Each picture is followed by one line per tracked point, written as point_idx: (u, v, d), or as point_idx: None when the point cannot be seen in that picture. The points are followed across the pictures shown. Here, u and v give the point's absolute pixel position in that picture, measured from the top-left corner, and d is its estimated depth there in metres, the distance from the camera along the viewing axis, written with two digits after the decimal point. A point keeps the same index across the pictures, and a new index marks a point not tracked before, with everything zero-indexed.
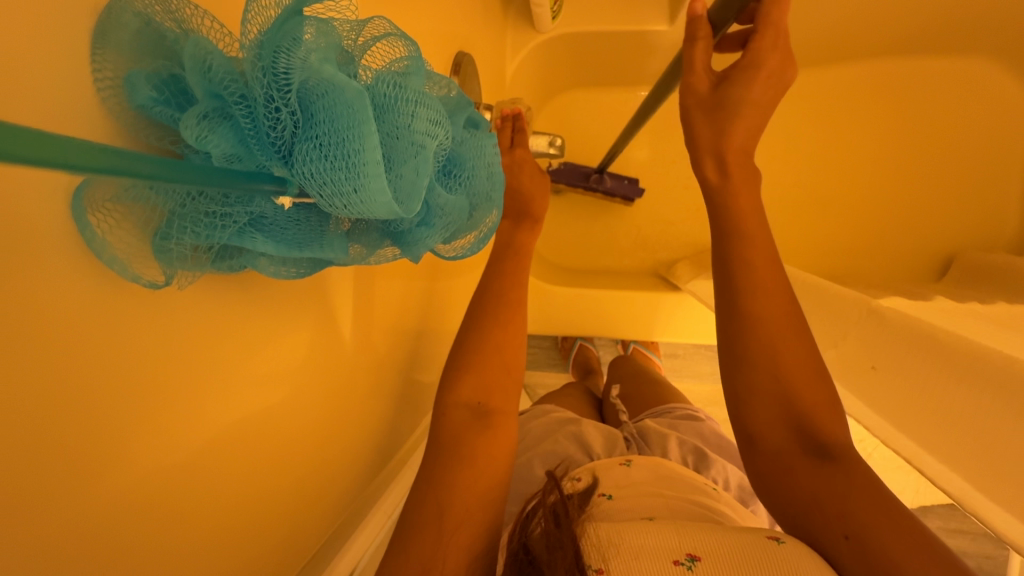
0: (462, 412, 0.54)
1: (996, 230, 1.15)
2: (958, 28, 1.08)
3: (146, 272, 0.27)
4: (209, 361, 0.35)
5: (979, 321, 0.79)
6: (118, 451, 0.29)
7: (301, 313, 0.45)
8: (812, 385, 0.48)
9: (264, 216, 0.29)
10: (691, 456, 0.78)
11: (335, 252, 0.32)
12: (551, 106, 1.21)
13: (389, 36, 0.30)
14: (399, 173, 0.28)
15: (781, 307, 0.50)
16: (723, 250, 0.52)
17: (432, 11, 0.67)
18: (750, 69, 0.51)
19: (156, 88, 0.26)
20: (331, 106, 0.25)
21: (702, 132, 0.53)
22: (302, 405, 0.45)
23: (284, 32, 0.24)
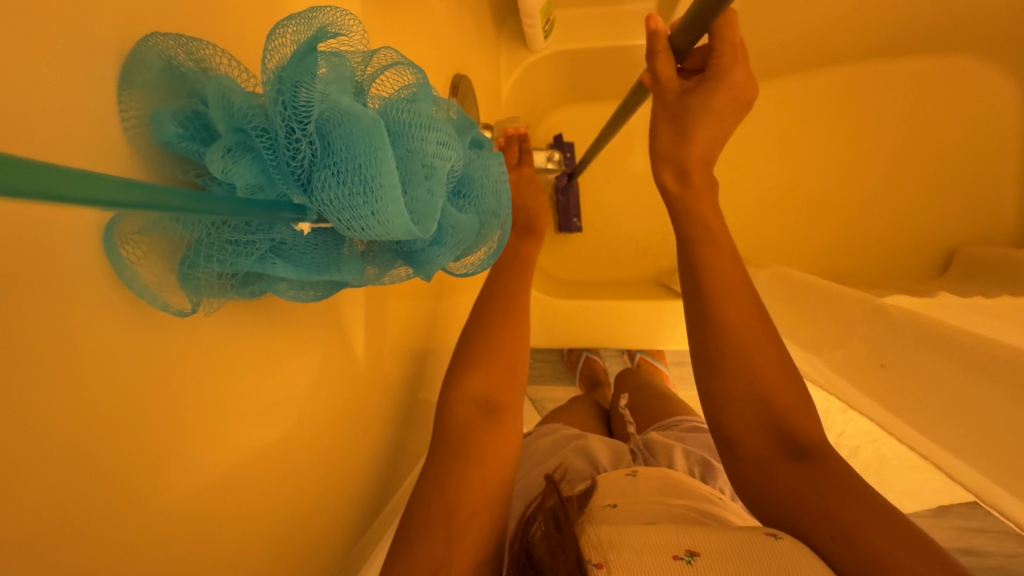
0: (471, 408, 0.54)
1: (997, 219, 1.14)
2: (939, 29, 1.10)
3: (173, 302, 0.28)
4: (225, 387, 0.35)
5: (983, 315, 0.79)
6: (147, 461, 0.30)
7: (315, 336, 0.46)
8: (784, 385, 0.49)
9: (283, 242, 0.30)
10: (698, 467, 0.78)
11: (350, 274, 0.33)
12: (548, 123, 1.24)
13: (397, 66, 0.31)
14: (413, 196, 0.29)
15: (747, 314, 0.52)
16: (695, 251, 0.55)
17: (428, 37, 0.70)
18: (712, 83, 0.53)
19: (180, 125, 0.27)
20: (348, 134, 0.25)
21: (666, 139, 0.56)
22: (318, 424, 0.46)
23: (302, 67, 0.25)
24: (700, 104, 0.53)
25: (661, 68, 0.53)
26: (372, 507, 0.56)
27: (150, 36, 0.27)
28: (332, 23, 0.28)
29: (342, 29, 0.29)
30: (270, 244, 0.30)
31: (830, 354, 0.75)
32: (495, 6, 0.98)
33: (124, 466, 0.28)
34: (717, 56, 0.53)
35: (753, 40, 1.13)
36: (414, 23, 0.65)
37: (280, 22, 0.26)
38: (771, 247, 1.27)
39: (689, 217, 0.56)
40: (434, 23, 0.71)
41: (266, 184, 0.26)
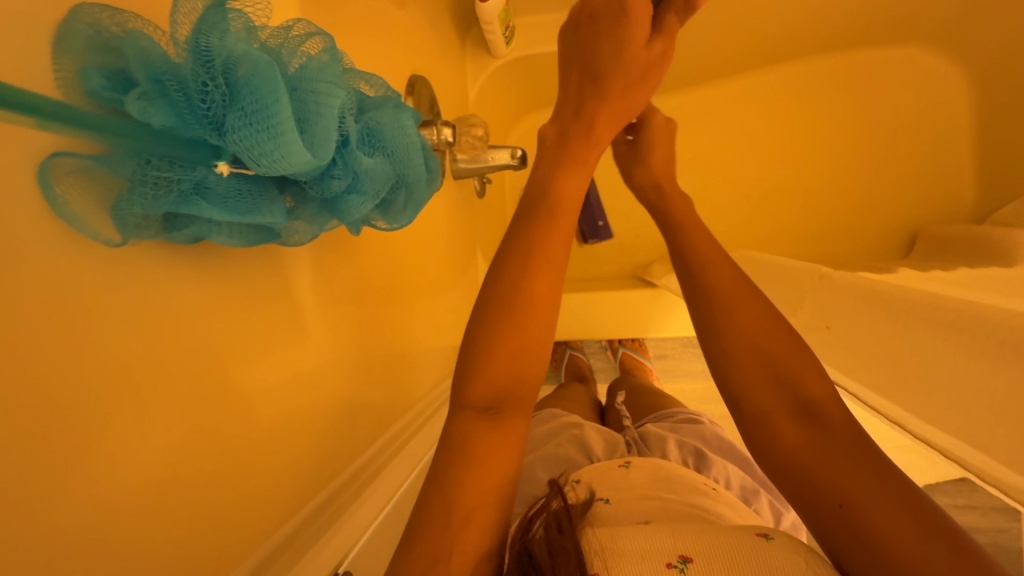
0: (469, 418, 0.43)
1: (955, 199, 1.16)
2: (883, 22, 1.15)
3: (101, 232, 0.27)
4: (168, 350, 0.37)
5: (935, 284, 0.82)
6: (108, 408, 0.33)
7: (272, 309, 0.48)
8: (776, 337, 0.44)
9: (207, 184, 0.29)
10: (692, 458, 0.74)
11: (279, 220, 0.32)
12: (519, 128, 1.29)
13: (315, 35, 0.32)
14: (317, 137, 0.30)
15: (730, 273, 0.49)
16: (673, 224, 0.55)
17: (384, 40, 0.73)
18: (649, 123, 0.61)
19: (105, 77, 0.27)
20: (252, 81, 0.27)
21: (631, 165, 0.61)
22: (274, 395, 0.47)
23: (207, 20, 0.27)
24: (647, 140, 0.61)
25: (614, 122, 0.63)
26: (349, 482, 0.58)
27: (80, 5, 0.27)
28: None
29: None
30: (194, 186, 0.29)
31: None
32: (457, 16, 1.03)
33: (77, 412, 0.31)
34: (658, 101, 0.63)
35: (708, 40, 1.17)
36: (369, 28, 0.69)
37: None
38: (740, 238, 1.31)
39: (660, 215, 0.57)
40: (389, 28, 0.75)
41: (181, 126, 0.27)
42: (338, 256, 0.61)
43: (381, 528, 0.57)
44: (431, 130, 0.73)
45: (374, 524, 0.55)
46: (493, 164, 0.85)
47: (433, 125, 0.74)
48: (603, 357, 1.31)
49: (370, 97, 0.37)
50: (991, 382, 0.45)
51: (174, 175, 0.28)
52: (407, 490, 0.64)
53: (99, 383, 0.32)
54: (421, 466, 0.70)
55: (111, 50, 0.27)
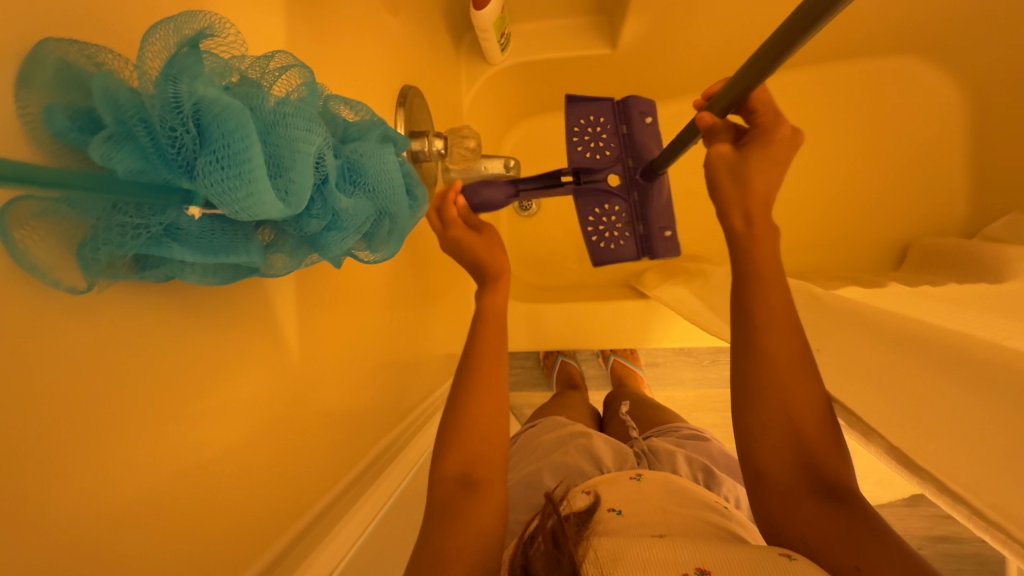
0: (448, 488, 0.47)
1: (946, 212, 1.17)
2: (879, 34, 1.15)
3: (65, 279, 0.26)
4: (147, 378, 0.35)
5: (924, 300, 0.83)
6: (98, 425, 0.32)
7: (259, 334, 0.47)
8: (818, 425, 0.44)
9: (179, 226, 0.28)
10: (701, 473, 0.70)
11: (253, 259, 0.31)
12: (514, 135, 1.27)
13: (293, 68, 0.31)
14: (291, 179, 0.28)
15: (796, 350, 0.46)
16: (748, 271, 0.48)
17: (376, 48, 0.72)
18: (762, 137, 0.49)
19: (71, 118, 0.26)
20: (223, 123, 0.25)
21: (728, 192, 0.49)
22: (260, 416, 0.47)
23: (178, 61, 0.25)
24: (752, 158, 0.48)
25: (718, 140, 0.50)
26: (336, 498, 0.58)
27: (46, 40, 0.26)
28: (211, 24, 0.28)
29: (220, 30, 0.29)
30: (165, 228, 0.28)
31: None
32: (451, 21, 1.01)
33: (53, 443, 0.30)
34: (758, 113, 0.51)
35: None
36: (360, 37, 0.68)
37: (155, 25, 0.26)
38: None
39: (749, 255, 0.49)
40: (381, 37, 0.74)
41: (149, 169, 0.26)
42: (324, 271, 0.60)
43: (371, 539, 0.56)
44: (423, 140, 0.75)
45: (364, 539, 0.54)
46: (487, 174, 0.84)
47: (426, 137, 0.74)
48: (595, 364, 1.31)
49: (353, 126, 0.36)
50: (979, 410, 0.45)
51: (144, 218, 0.27)
52: (397, 502, 0.63)
53: (92, 398, 0.32)
54: (411, 477, 0.69)
55: (80, 87, 0.26)
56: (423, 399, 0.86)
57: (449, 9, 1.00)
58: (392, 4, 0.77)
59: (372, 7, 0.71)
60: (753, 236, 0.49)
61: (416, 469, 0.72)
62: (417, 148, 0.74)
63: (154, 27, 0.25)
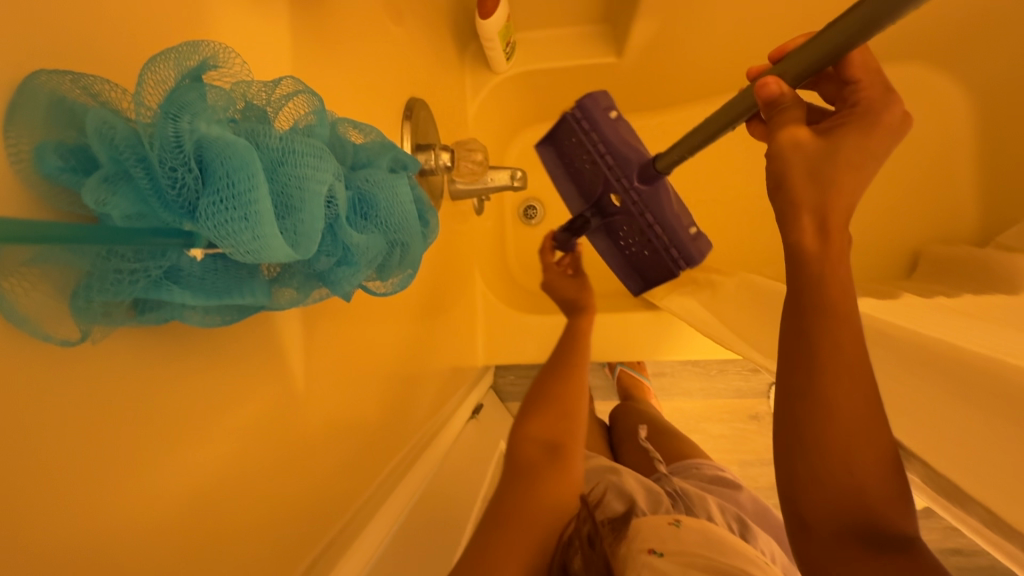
0: (531, 446, 0.65)
1: (957, 220, 1.15)
2: (888, 40, 1.13)
3: (57, 330, 0.23)
4: (139, 417, 0.33)
5: (939, 313, 0.81)
6: (96, 471, 0.30)
7: (262, 362, 0.45)
8: (883, 474, 0.36)
9: (180, 268, 0.26)
10: (735, 524, 0.64)
11: (259, 299, 0.29)
12: (519, 143, 1.26)
13: (300, 96, 0.29)
14: (300, 220, 0.26)
15: (867, 399, 0.36)
16: (817, 285, 0.37)
17: (381, 59, 0.71)
18: (861, 124, 0.41)
19: (63, 157, 0.24)
20: (227, 163, 0.23)
21: (802, 192, 0.38)
22: (260, 448, 0.44)
23: (179, 96, 0.24)
24: (841, 145, 0.40)
25: (790, 115, 0.42)
26: (339, 527, 0.56)
27: (36, 72, 0.25)
28: (214, 55, 0.26)
29: (223, 60, 0.27)
30: (165, 270, 0.26)
31: None
32: (456, 30, 1.00)
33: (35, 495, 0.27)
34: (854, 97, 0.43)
35: None
36: (364, 47, 0.66)
37: (154, 56, 0.24)
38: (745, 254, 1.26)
39: (821, 283, 0.37)
40: (386, 47, 0.72)
41: (148, 212, 0.24)
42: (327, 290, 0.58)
43: (376, 566, 0.55)
44: (428, 154, 0.74)
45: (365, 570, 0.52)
46: (493, 186, 0.82)
47: (432, 149, 0.74)
48: (601, 374, 1.30)
49: (362, 152, 0.34)
50: None
51: (142, 262, 0.25)
52: (400, 528, 0.61)
53: (98, 439, 0.30)
54: (413, 501, 0.67)
55: (73, 123, 0.25)
56: (429, 416, 0.85)
57: (454, 19, 0.98)
58: (397, 13, 0.76)
59: (376, 18, 0.70)
60: (827, 256, 0.38)
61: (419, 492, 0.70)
62: (421, 162, 0.73)
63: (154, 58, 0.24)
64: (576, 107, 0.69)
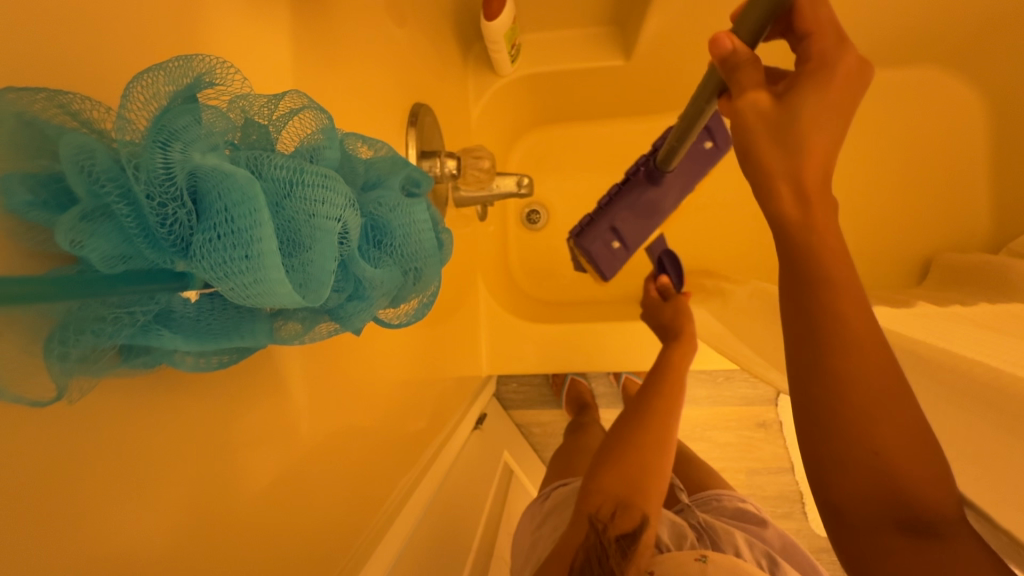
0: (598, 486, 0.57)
1: (969, 224, 1.13)
2: (901, 42, 1.10)
3: (29, 391, 0.19)
4: (136, 467, 0.29)
5: (953, 321, 0.79)
6: (90, 534, 0.26)
7: (268, 392, 0.41)
8: (918, 455, 0.32)
9: (172, 311, 0.24)
10: (765, 560, 0.61)
11: (260, 339, 0.26)
12: (521, 146, 1.23)
13: (306, 112, 0.27)
14: (306, 259, 0.24)
15: (880, 364, 0.33)
16: (810, 251, 0.34)
17: (383, 62, 0.67)
18: (821, 71, 0.35)
19: (34, 189, 0.20)
20: (225, 198, 0.21)
21: (772, 161, 0.34)
22: (265, 485, 0.41)
23: (169, 120, 0.21)
24: (802, 103, 0.34)
25: (744, 79, 0.36)
26: (344, 559, 0.53)
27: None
28: (208, 71, 0.23)
29: (220, 76, 0.24)
30: (156, 314, 0.23)
31: None
32: (459, 32, 0.97)
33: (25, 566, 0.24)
34: (811, 43, 0.36)
35: None
36: (366, 49, 0.63)
37: (140, 73, 0.21)
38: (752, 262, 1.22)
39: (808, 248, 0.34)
40: (388, 49, 0.69)
41: (133, 253, 0.21)
42: None
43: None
44: (434, 161, 0.71)
45: None
46: (499, 192, 0.80)
47: (438, 156, 0.71)
48: (606, 382, 1.27)
49: (373, 171, 0.32)
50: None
51: (130, 307, 0.22)
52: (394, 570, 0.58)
53: (109, 502, 0.27)
54: (412, 533, 0.64)
55: (48, 149, 0.20)
56: (433, 430, 0.82)
57: (456, 20, 0.95)
58: (399, 14, 0.73)
59: (379, 21, 0.67)
60: (810, 226, 0.34)
61: (418, 521, 0.66)
62: (426, 169, 0.71)
63: (141, 75, 0.21)
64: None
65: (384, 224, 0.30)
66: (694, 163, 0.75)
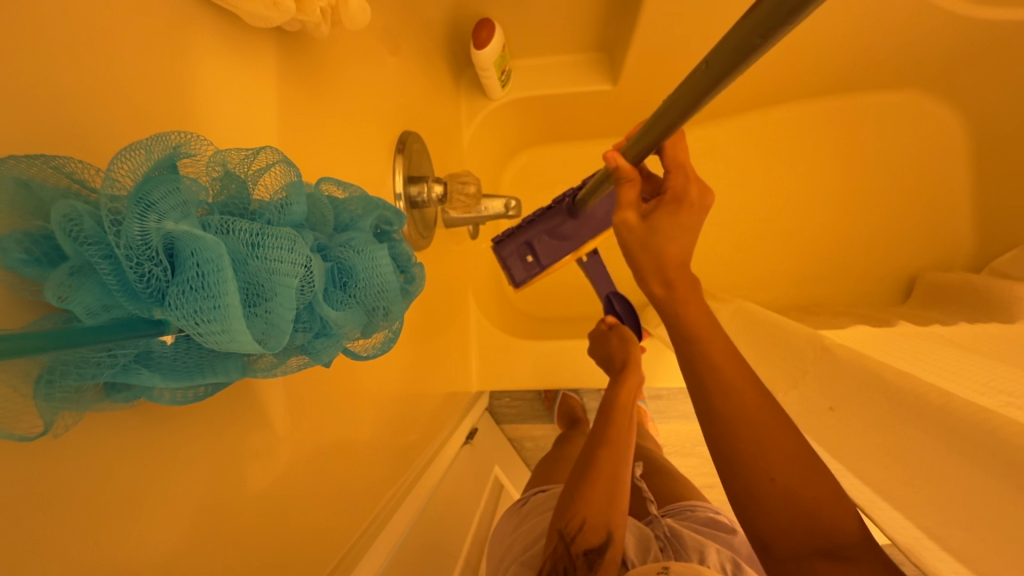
0: (567, 514, 0.57)
1: (952, 243, 1.14)
2: (883, 65, 1.13)
3: (19, 426, 0.22)
4: (125, 489, 0.30)
5: (933, 339, 0.80)
6: (80, 551, 0.28)
7: (254, 415, 0.43)
8: (813, 480, 0.39)
9: (151, 351, 0.26)
10: (729, 566, 0.65)
11: (232, 376, 0.28)
12: (515, 166, 1.26)
13: (279, 168, 0.29)
14: (270, 305, 0.26)
15: (755, 401, 0.42)
16: (683, 328, 0.48)
17: (377, 91, 0.70)
18: (674, 204, 0.51)
19: (27, 248, 0.22)
20: (199, 257, 0.23)
21: (639, 257, 0.51)
22: (249, 503, 0.42)
23: (150, 186, 0.23)
24: (659, 220, 0.51)
25: (624, 193, 0.50)
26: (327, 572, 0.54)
27: None
28: (188, 138, 0.26)
29: (197, 141, 0.27)
30: (136, 354, 0.25)
31: (790, 393, 0.68)
32: (450, 58, 1.01)
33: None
34: (671, 181, 0.53)
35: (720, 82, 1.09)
36: (360, 79, 0.66)
37: (124, 142, 0.24)
38: (742, 279, 1.24)
39: (676, 319, 0.48)
40: (382, 78, 0.72)
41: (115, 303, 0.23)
42: None
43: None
44: (422, 186, 0.75)
45: None
46: (487, 215, 0.82)
47: (426, 182, 0.75)
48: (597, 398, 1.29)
49: (345, 216, 0.34)
50: None
51: (111, 350, 0.24)
52: None
53: (98, 523, 0.29)
54: (399, 544, 0.64)
55: (39, 211, 0.22)
56: (422, 445, 0.83)
57: (448, 46, 0.99)
58: (392, 45, 0.76)
59: (372, 52, 0.70)
60: (672, 299, 0.49)
61: (405, 534, 0.67)
62: (414, 194, 0.75)
63: (126, 145, 0.23)
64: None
65: (350, 267, 0.32)
66: (610, 204, 0.79)
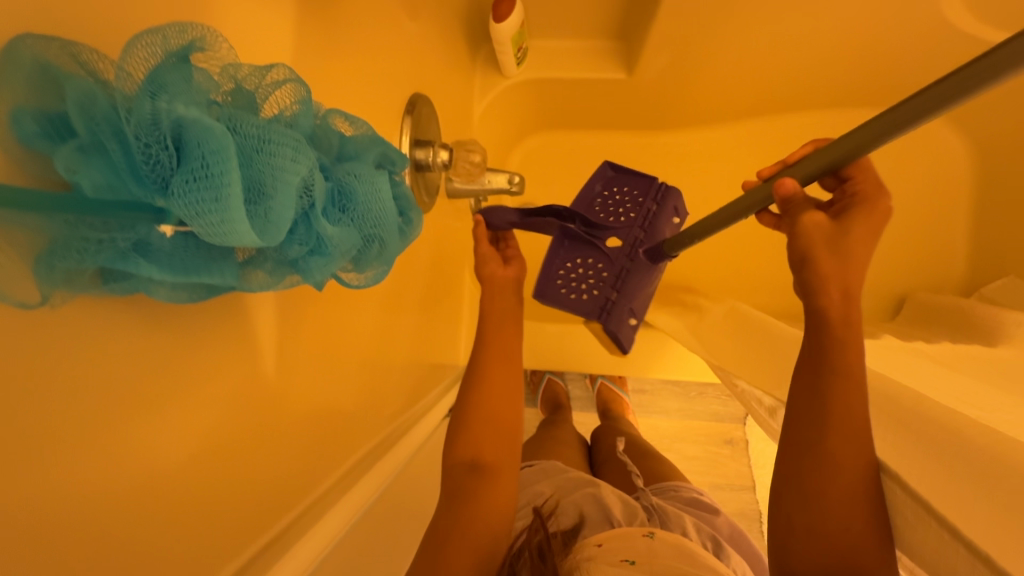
0: (459, 471, 0.59)
1: (946, 264, 1.15)
2: None
3: (16, 293, 0.23)
4: (101, 387, 0.31)
5: (916, 352, 0.82)
6: (53, 436, 0.29)
7: (240, 344, 0.43)
8: (864, 516, 0.47)
9: (149, 242, 0.27)
10: (710, 543, 0.67)
11: (226, 279, 0.29)
12: (522, 148, 1.26)
13: (289, 84, 0.30)
14: (271, 207, 0.27)
15: (859, 450, 0.48)
16: (828, 361, 0.48)
17: (393, 51, 0.71)
18: (867, 208, 0.48)
19: (41, 123, 0.23)
20: (204, 147, 0.24)
21: (827, 266, 0.46)
22: (229, 429, 0.43)
23: (164, 76, 0.24)
24: (852, 226, 0.47)
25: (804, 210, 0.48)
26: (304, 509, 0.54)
27: (23, 36, 0.23)
28: (202, 39, 0.27)
29: (211, 45, 0.27)
30: (134, 243, 0.26)
31: None
32: (469, 31, 1.01)
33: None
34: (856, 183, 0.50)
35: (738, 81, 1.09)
36: (377, 36, 0.66)
37: (141, 31, 0.24)
38: (738, 282, 1.24)
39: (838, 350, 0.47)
40: (399, 39, 0.73)
41: (120, 186, 0.24)
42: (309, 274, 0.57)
43: (333, 552, 0.53)
44: (428, 150, 0.76)
45: (329, 546, 0.52)
46: (489, 187, 0.82)
47: (432, 146, 0.76)
48: (581, 386, 1.31)
49: (350, 144, 0.35)
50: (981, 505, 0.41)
51: (111, 234, 0.25)
52: (358, 523, 0.60)
53: (73, 414, 0.30)
54: (376, 496, 0.64)
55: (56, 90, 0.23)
56: (404, 410, 0.84)
57: (467, 19, 0.99)
58: (412, 8, 0.76)
59: (392, 12, 0.70)
60: (843, 326, 0.47)
61: (381, 490, 0.66)
62: (420, 157, 0.75)
63: (143, 34, 0.24)
64: (659, 185, 0.76)
65: (350, 191, 0.33)
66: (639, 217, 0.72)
